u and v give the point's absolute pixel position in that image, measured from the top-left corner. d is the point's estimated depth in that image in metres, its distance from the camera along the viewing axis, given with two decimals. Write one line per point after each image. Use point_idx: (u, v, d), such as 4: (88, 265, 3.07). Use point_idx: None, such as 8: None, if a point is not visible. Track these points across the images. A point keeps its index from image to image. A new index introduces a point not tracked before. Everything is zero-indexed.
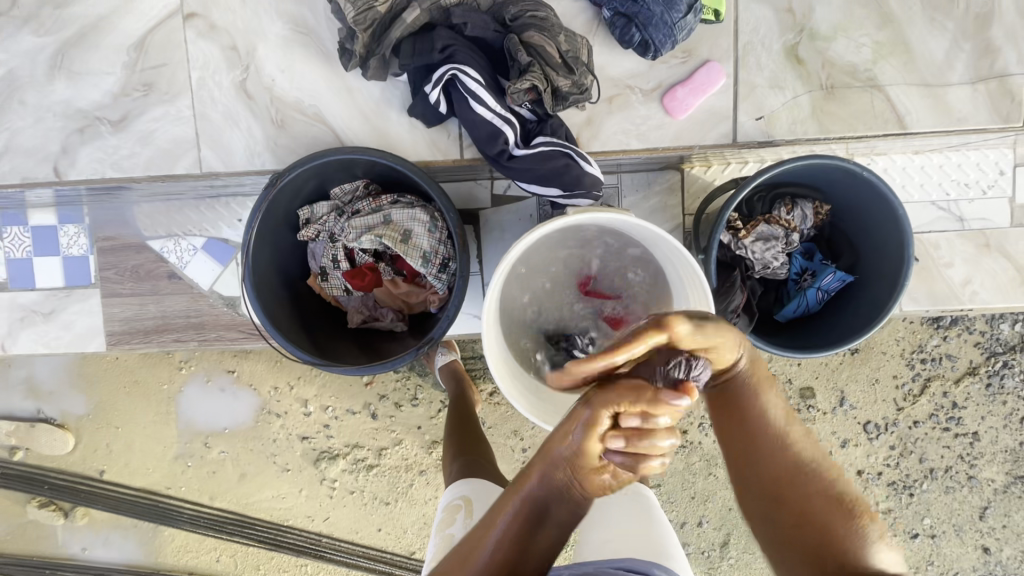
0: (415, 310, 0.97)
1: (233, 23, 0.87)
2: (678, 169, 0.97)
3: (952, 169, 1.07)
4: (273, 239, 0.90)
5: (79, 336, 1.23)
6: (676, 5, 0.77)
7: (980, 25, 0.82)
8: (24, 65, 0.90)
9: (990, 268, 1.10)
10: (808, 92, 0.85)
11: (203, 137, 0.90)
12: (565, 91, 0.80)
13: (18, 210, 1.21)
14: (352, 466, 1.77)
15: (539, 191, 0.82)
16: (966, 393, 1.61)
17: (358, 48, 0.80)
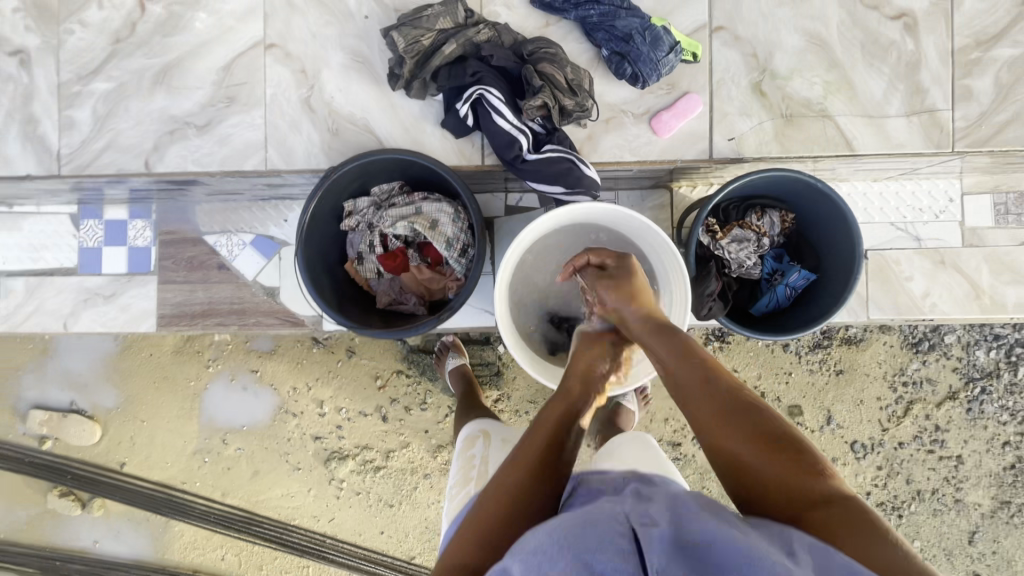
0: (434, 296, 1.13)
1: (304, 52, 1.08)
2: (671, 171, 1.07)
3: (906, 196, 1.23)
4: (321, 227, 1.06)
5: (134, 317, 1.39)
6: (659, 46, 0.97)
7: (911, 69, 1.01)
8: (133, 80, 1.11)
9: (947, 282, 1.24)
10: (771, 119, 1.03)
11: (271, 141, 1.10)
12: (569, 109, 0.98)
13: (95, 205, 1.39)
14: (360, 467, 1.83)
15: (546, 189, 0.99)
16: (947, 416, 1.69)
17: (405, 72, 1.00)
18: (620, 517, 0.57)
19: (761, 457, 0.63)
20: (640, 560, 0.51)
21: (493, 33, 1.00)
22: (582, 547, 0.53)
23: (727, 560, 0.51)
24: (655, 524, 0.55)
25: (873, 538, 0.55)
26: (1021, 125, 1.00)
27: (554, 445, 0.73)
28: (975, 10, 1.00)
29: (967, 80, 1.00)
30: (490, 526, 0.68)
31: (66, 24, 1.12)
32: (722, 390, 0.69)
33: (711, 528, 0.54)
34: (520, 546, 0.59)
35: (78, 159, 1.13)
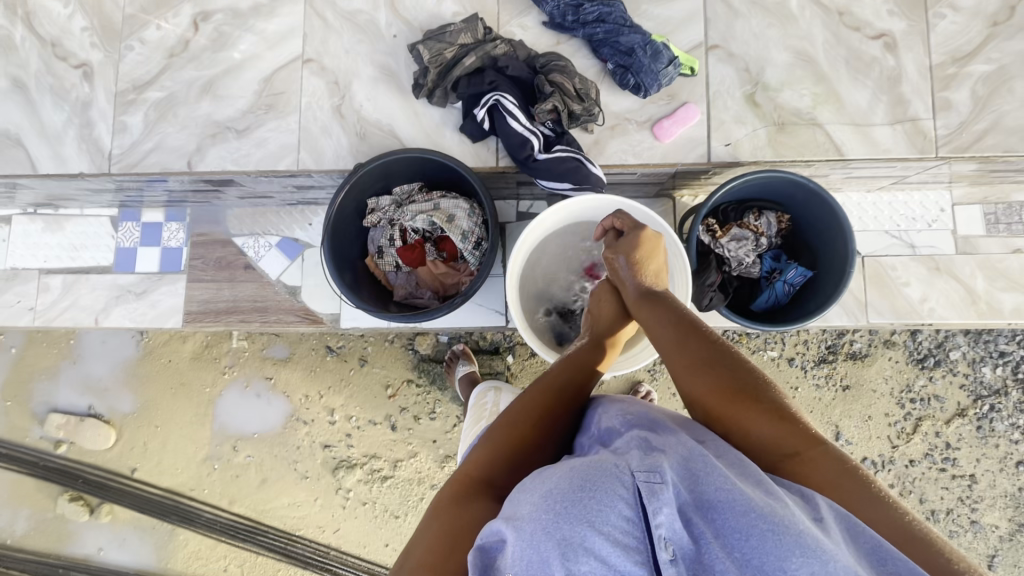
0: (448, 290, 1.19)
1: (337, 66, 1.20)
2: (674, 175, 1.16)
3: (899, 205, 1.29)
4: (346, 221, 1.14)
5: (161, 313, 1.47)
6: (659, 59, 1.07)
7: (892, 83, 1.10)
8: (183, 90, 1.23)
9: (944, 288, 1.28)
10: (764, 127, 1.11)
11: (303, 144, 1.20)
12: (577, 113, 1.08)
13: (134, 208, 1.49)
14: (367, 477, 1.72)
15: (556, 186, 1.07)
16: (957, 434, 1.67)
17: (428, 81, 1.11)
18: (625, 478, 0.52)
19: (734, 408, 0.65)
20: (649, 531, 0.48)
21: (508, 47, 1.11)
22: (585, 517, 0.48)
23: (742, 527, 0.49)
24: (664, 488, 0.51)
25: (834, 486, 0.58)
26: (1000, 132, 1.07)
27: (576, 381, 0.76)
28: (949, 31, 1.09)
29: (946, 93, 1.09)
30: (513, 448, 0.68)
31: (126, 42, 1.25)
32: (697, 345, 0.71)
33: (723, 494, 0.52)
34: (514, 506, 0.54)
35: (127, 159, 1.24)
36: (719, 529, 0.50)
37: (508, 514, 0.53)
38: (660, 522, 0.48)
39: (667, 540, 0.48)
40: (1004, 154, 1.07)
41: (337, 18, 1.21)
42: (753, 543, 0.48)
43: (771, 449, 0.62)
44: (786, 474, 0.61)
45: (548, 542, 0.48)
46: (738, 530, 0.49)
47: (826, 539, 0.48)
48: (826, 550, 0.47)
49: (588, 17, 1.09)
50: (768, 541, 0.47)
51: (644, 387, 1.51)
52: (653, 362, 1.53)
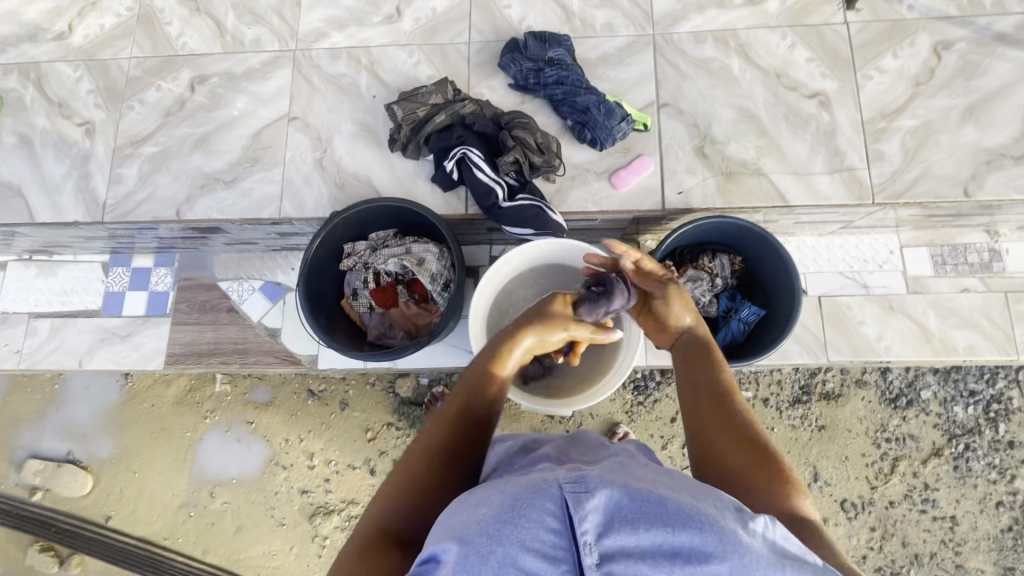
0: (420, 330, 1.24)
1: (320, 122, 1.30)
2: (634, 222, 1.24)
3: (851, 248, 1.37)
4: (322, 264, 1.20)
5: (144, 355, 1.51)
6: (612, 117, 1.17)
7: (828, 136, 1.19)
8: (176, 145, 1.33)
9: (898, 327, 1.33)
10: (713, 176, 1.20)
11: (286, 193, 1.28)
12: (539, 164, 1.17)
13: (126, 254, 1.56)
14: (344, 524, 1.69)
15: (519, 231, 1.14)
16: (936, 474, 1.61)
17: (402, 136, 1.20)
18: (553, 490, 0.49)
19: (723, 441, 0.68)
20: (574, 538, 0.45)
21: (476, 106, 1.22)
22: (511, 537, 0.45)
23: (673, 526, 0.46)
24: (592, 496, 0.48)
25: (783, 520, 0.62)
26: (930, 180, 1.16)
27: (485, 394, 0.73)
28: (877, 91, 1.20)
29: (878, 144, 1.18)
30: (418, 483, 0.66)
31: (128, 102, 1.36)
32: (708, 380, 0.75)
33: (654, 497, 0.48)
34: (446, 532, 0.50)
35: (120, 208, 1.31)
36: (653, 531, 0.45)
37: (444, 540, 0.49)
38: (586, 530, 0.45)
39: (594, 547, 0.45)
40: (935, 199, 1.15)
41: (322, 81, 1.32)
42: (682, 544, 0.45)
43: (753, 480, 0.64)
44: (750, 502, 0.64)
45: (479, 568, 0.44)
46: (669, 531, 0.45)
47: (746, 531, 0.48)
48: (746, 545, 0.46)
49: (548, 79, 1.20)
50: (698, 541, 0.45)
51: (621, 429, 1.52)
52: (629, 403, 1.55)
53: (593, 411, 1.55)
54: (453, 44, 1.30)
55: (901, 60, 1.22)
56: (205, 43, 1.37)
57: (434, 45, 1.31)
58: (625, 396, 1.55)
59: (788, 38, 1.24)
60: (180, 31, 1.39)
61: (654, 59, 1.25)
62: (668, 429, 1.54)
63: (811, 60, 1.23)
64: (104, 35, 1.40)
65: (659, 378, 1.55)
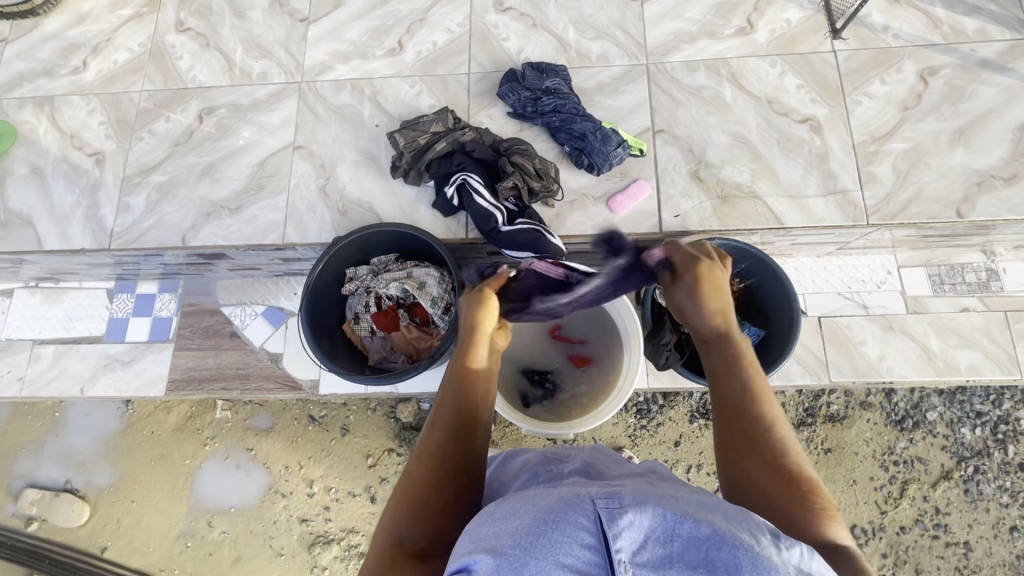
0: (421, 354, 1.24)
1: (324, 151, 1.34)
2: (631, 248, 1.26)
3: (848, 269, 1.38)
4: (325, 288, 1.22)
5: (146, 381, 1.51)
6: (608, 143, 1.20)
7: (821, 160, 1.22)
8: (184, 173, 1.36)
9: (898, 346, 1.33)
10: (709, 200, 1.22)
11: (290, 220, 1.30)
12: (537, 190, 1.19)
13: (131, 280, 1.58)
14: (343, 554, 1.66)
15: (518, 255, 1.15)
16: (946, 498, 1.58)
17: (403, 163, 1.23)
18: (586, 506, 0.48)
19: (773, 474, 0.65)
20: (609, 555, 0.44)
21: (476, 134, 1.25)
22: (545, 550, 0.44)
23: (708, 550, 0.45)
24: (627, 514, 0.47)
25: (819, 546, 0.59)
26: (923, 202, 1.18)
27: (471, 399, 0.74)
28: (866, 116, 1.24)
29: (870, 167, 1.21)
30: (426, 495, 0.64)
31: (138, 133, 1.40)
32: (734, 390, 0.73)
33: (691, 517, 0.47)
34: (476, 543, 0.48)
35: (126, 236, 1.34)
36: (690, 554, 0.44)
37: (479, 547, 0.47)
38: (620, 547, 0.44)
39: (628, 564, 0.43)
40: (929, 221, 1.17)
41: (326, 111, 1.36)
42: (719, 568, 0.43)
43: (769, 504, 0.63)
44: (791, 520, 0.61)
45: None
46: (705, 554, 0.44)
47: (780, 555, 0.47)
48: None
49: (545, 108, 1.24)
50: (731, 564, 0.44)
51: (624, 453, 1.51)
52: (632, 427, 1.54)
53: (596, 435, 1.54)
54: (454, 75, 1.35)
55: (889, 86, 1.25)
56: (214, 77, 1.42)
57: (435, 76, 1.35)
58: (628, 419, 1.54)
59: (778, 66, 1.28)
60: (190, 65, 1.44)
61: (649, 88, 1.29)
62: (671, 453, 1.53)
63: (802, 87, 1.27)
64: (117, 70, 1.45)
65: (661, 401, 1.54)
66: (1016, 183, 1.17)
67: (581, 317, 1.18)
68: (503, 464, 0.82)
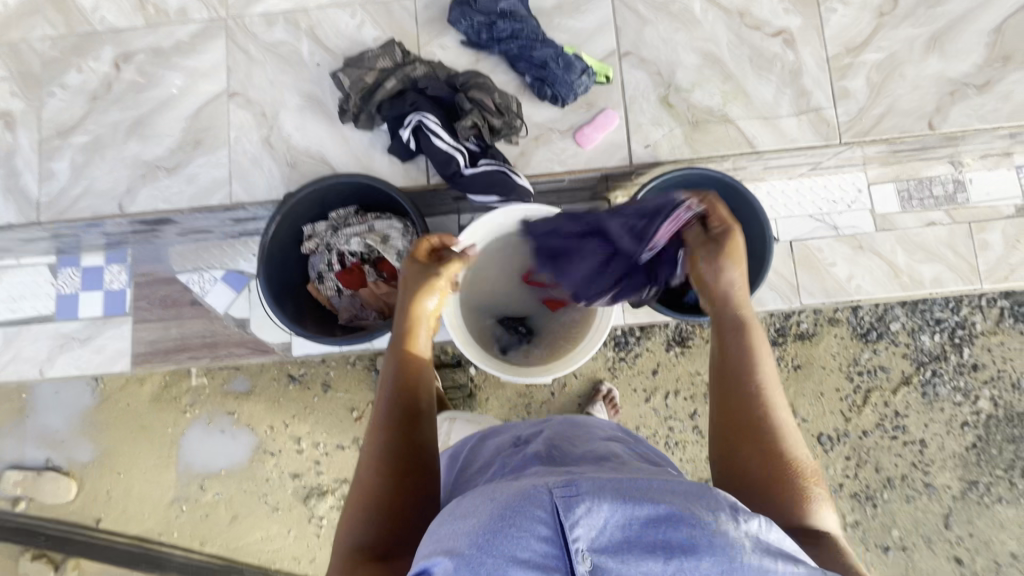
0: (392, 309, 1.19)
1: (262, 97, 1.22)
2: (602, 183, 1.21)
3: (820, 190, 1.36)
4: (282, 248, 1.16)
5: (108, 357, 1.45)
6: (572, 69, 1.12)
7: (794, 76, 1.16)
8: (108, 132, 1.23)
9: (866, 265, 1.34)
10: (680, 126, 1.16)
11: (235, 177, 1.21)
12: (499, 127, 1.12)
13: (74, 253, 1.47)
14: (339, 503, 1.70)
15: (484, 199, 1.10)
16: (905, 401, 1.68)
17: (352, 107, 1.14)
18: (543, 498, 0.50)
19: (749, 441, 0.74)
20: (567, 545, 0.46)
21: (428, 68, 1.14)
22: (501, 549, 0.47)
23: (665, 532, 0.47)
24: (584, 502, 0.48)
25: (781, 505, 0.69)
26: (897, 115, 1.14)
27: (407, 386, 0.70)
28: (841, 24, 1.17)
29: (844, 82, 1.16)
30: (377, 499, 0.65)
31: (48, 88, 1.24)
32: (746, 372, 0.77)
33: (649, 501, 0.49)
34: (436, 544, 0.51)
35: (56, 206, 1.22)
36: (648, 537, 0.47)
37: (443, 547, 0.50)
38: (578, 536, 0.47)
39: (587, 553, 0.46)
40: (901, 135, 1.14)
41: (259, 51, 1.22)
42: (675, 549, 0.46)
43: (760, 497, 0.71)
44: (771, 492, 0.70)
45: None
46: (663, 536, 0.47)
47: (736, 530, 0.49)
48: (738, 553, 0.47)
49: (501, 34, 1.13)
50: (686, 545, 0.47)
51: (604, 386, 1.54)
52: (611, 360, 1.57)
53: (577, 372, 1.56)
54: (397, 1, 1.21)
55: None
56: (124, 16, 1.25)
57: (377, 3, 1.22)
58: (607, 354, 1.57)
59: None
60: (94, 4, 1.26)
61: (612, 4, 1.18)
62: (650, 381, 1.57)
63: None
64: (9, 14, 1.26)
65: (638, 334, 1.57)
66: (988, 91, 1.15)
67: None
68: (477, 448, 0.82)
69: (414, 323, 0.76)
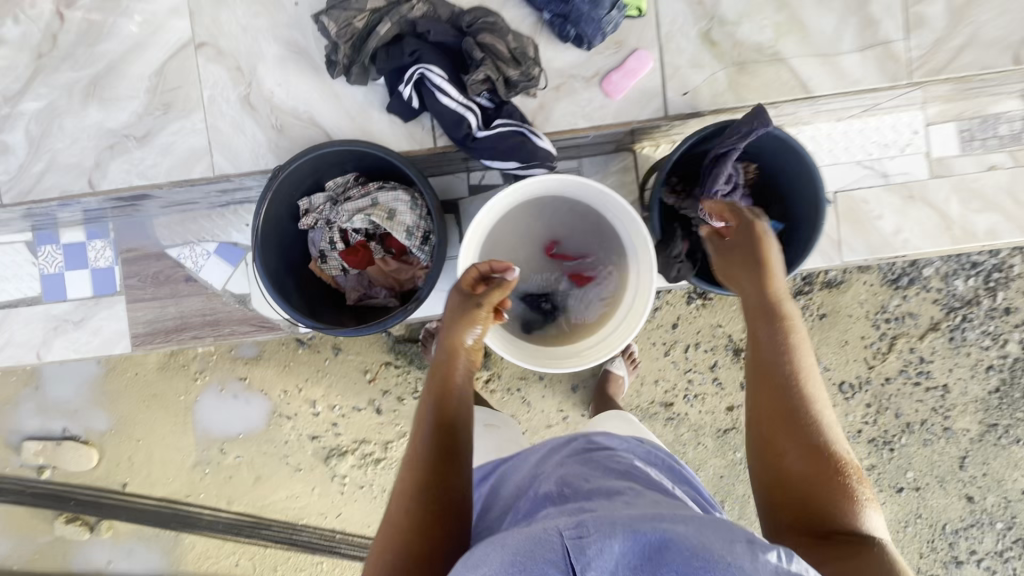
0: (403, 287, 1.11)
1: (235, 48, 1.04)
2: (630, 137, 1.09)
3: (871, 132, 1.21)
4: (278, 225, 1.04)
5: (106, 339, 1.37)
6: (601, 4, 0.93)
7: (860, 1, 0.98)
8: (63, 96, 1.07)
9: (917, 217, 1.23)
10: (723, 69, 1.00)
11: (216, 146, 1.06)
12: (515, 80, 0.96)
13: (50, 229, 1.36)
14: (360, 462, 1.70)
15: (501, 166, 0.97)
16: (932, 347, 1.63)
17: (342, 58, 0.97)
18: (553, 540, 0.50)
19: (786, 437, 0.71)
20: None
21: (428, 6, 0.96)
22: None
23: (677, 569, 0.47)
24: (595, 542, 0.49)
25: (822, 505, 0.66)
26: (978, 48, 0.98)
27: (441, 426, 0.76)
28: None
29: (919, 7, 0.98)
30: (411, 537, 0.70)
31: None
32: (782, 361, 0.74)
33: (658, 534, 0.50)
34: None
35: (18, 185, 1.09)
36: None
37: None
38: None
39: None
40: (981, 72, 0.99)
41: None
42: None
43: (799, 486, 0.68)
44: (813, 492, 0.67)
45: None
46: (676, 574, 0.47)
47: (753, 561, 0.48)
48: None
49: None
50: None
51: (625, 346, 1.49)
52: None
53: None
54: None
55: None
56: None
57: None
58: None
59: None
60: None
61: None
62: (670, 335, 1.51)
63: None
64: None
65: (661, 291, 1.48)
66: None
67: (582, 228, 1.04)
68: (498, 488, 0.82)
69: (452, 361, 0.82)
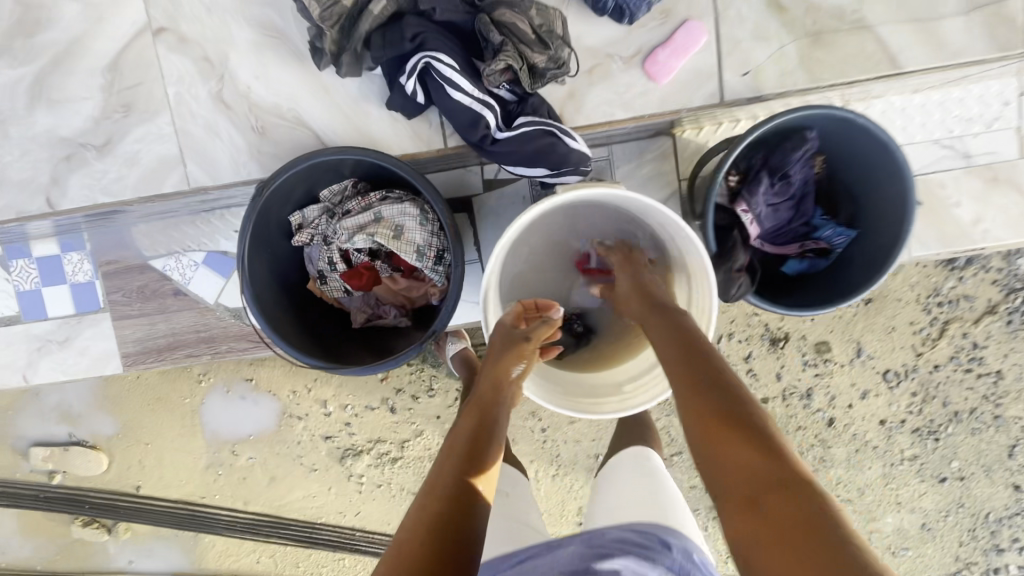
0: (416, 303, 0.98)
1: (199, 34, 0.87)
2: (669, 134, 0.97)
3: (953, 104, 1.00)
4: (268, 242, 0.90)
5: (96, 359, 1.26)
6: None
7: None
8: (5, 98, 0.90)
9: (1001, 204, 1.05)
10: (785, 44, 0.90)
11: (188, 154, 0.91)
12: (542, 67, 0.81)
13: (21, 242, 1.23)
14: (377, 461, 1.56)
15: (526, 173, 0.82)
16: (987, 332, 1.33)
17: (328, 46, 0.80)
18: None
19: (725, 439, 0.60)
20: None
21: None
22: None
23: None
24: None
25: (786, 507, 0.52)
26: None
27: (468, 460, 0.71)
28: None
29: None
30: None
31: None
32: (697, 359, 0.68)
33: None
34: None
35: None
36: None
37: None
38: None
39: None
40: None
41: None
42: None
43: (756, 493, 0.55)
44: (771, 496, 0.54)
45: None
46: None
47: None
48: None
49: None
50: None
51: None
52: None
53: None
54: None
55: None
56: None
57: None
58: None
59: None
60: None
61: None
62: None
63: None
64: None
65: None
66: None
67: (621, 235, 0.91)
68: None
69: (494, 394, 0.78)
